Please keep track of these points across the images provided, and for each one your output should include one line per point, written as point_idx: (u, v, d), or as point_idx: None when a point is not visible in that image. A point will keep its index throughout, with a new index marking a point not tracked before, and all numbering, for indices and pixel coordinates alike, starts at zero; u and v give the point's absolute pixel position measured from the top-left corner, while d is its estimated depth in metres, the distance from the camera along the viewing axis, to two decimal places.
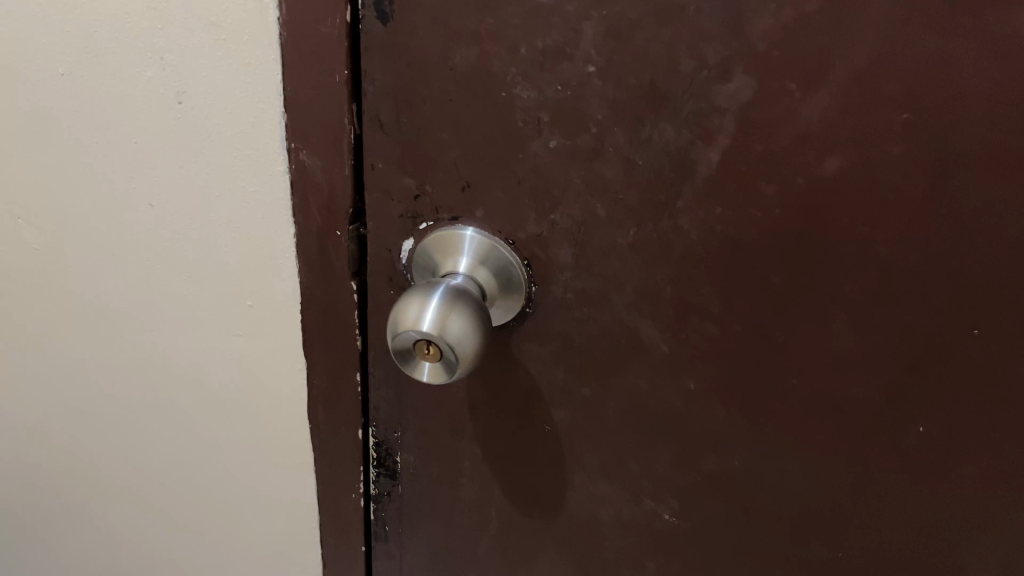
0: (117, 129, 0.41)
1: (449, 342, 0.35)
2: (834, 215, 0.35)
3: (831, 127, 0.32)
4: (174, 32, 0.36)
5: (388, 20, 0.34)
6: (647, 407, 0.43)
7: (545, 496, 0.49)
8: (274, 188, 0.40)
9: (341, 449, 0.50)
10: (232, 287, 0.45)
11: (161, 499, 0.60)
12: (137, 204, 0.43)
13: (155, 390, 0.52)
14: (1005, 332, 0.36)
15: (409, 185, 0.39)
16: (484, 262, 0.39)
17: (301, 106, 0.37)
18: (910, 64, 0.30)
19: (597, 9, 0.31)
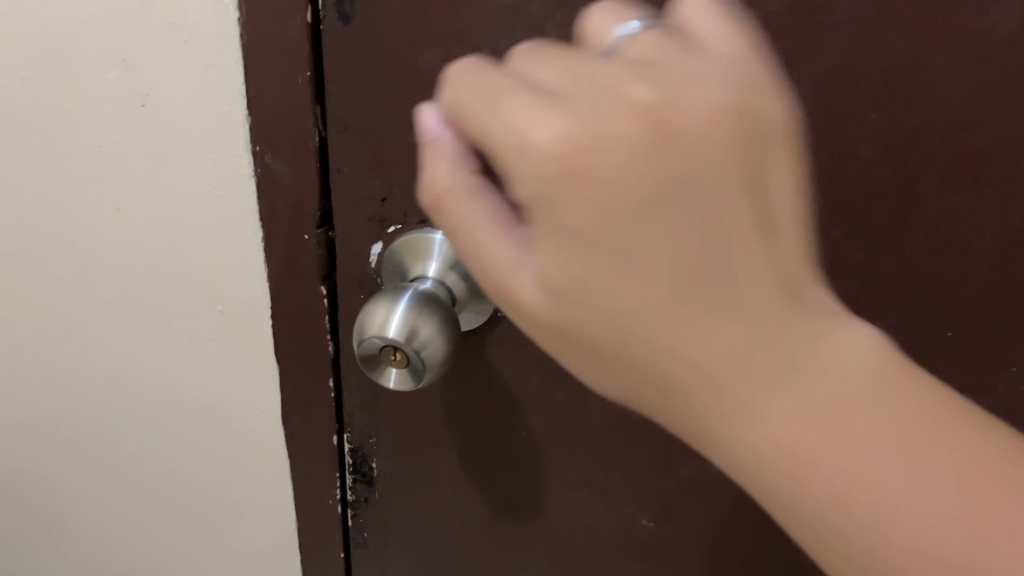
0: (82, 135, 0.40)
1: (417, 348, 0.35)
2: (808, 219, 0.34)
3: (803, 127, 0.32)
4: (135, 35, 0.35)
5: (350, 20, 0.33)
6: (624, 412, 0.43)
7: (524, 502, 0.49)
8: (241, 191, 0.39)
9: (317, 458, 0.49)
10: (202, 292, 0.44)
11: (137, 507, 0.58)
12: (103, 209, 0.42)
13: (126, 400, 0.51)
14: (982, 334, 0.37)
15: (376, 189, 0.38)
16: (455, 267, 0.38)
17: (264, 110, 0.36)
18: (879, 63, 0.30)
19: (561, 9, 0.31)
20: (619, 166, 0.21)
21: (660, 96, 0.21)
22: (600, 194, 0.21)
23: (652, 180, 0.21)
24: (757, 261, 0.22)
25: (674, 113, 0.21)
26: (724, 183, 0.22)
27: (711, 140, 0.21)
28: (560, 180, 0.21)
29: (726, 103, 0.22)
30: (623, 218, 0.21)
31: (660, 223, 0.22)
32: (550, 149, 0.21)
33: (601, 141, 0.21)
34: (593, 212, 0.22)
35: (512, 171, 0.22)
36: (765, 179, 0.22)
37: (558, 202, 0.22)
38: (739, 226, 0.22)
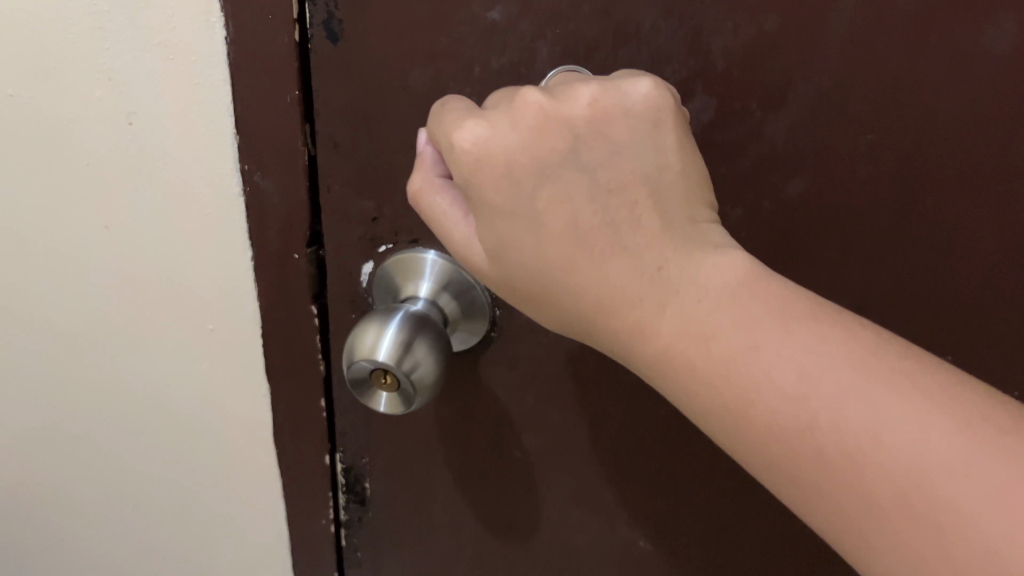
0: (67, 153, 0.38)
1: (406, 372, 0.34)
2: (803, 239, 0.34)
3: (795, 147, 0.31)
4: (122, 53, 0.34)
5: (338, 39, 0.32)
6: (619, 432, 0.42)
7: (519, 523, 0.48)
8: (230, 210, 0.38)
9: (309, 478, 0.48)
10: (192, 312, 0.43)
11: (127, 526, 0.57)
12: (89, 230, 0.41)
13: (116, 420, 0.50)
14: (982, 360, 0.36)
15: (367, 208, 0.37)
16: (446, 287, 0.38)
17: (253, 130, 0.35)
18: (875, 84, 0.29)
19: (551, 27, 0.30)
20: (529, 160, 0.26)
21: (559, 104, 0.27)
22: (517, 181, 0.27)
23: (556, 170, 0.27)
24: (648, 223, 0.27)
25: (569, 118, 0.27)
26: (612, 167, 0.27)
27: (600, 138, 0.27)
28: (486, 173, 0.27)
29: (610, 108, 0.27)
30: (537, 200, 0.27)
31: (568, 202, 0.27)
32: (479, 149, 0.26)
33: (515, 140, 0.26)
34: (515, 196, 0.27)
35: (452, 165, 0.27)
36: (649, 161, 0.28)
37: (489, 190, 0.27)
38: (627, 198, 0.27)
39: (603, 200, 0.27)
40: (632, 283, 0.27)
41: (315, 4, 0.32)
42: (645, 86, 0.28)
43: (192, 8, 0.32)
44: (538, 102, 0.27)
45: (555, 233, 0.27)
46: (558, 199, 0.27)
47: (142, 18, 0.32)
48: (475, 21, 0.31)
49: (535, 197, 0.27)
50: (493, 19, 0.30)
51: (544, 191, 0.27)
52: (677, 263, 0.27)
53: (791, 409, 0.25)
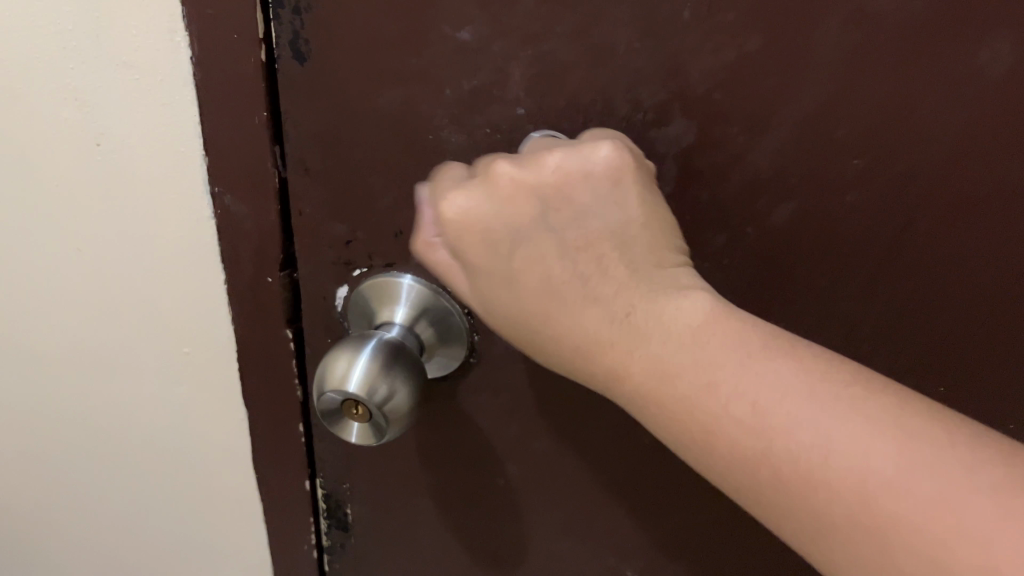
0: (34, 175, 0.37)
1: (379, 404, 0.33)
2: (790, 267, 0.33)
3: (781, 172, 0.30)
4: (87, 74, 0.32)
5: (305, 59, 0.31)
6: (603, 460, 0.41)
7: (505, 550, 0.47)
8: (201, 234, 0.37)
9: (289, 504, 0.47)
10: (167, 336, 0.42)
11: (108, 550, 0.56)
12: (61, 252, 0.40)
13: (95, 443, 0.49)
14: (973, 386, 0.36)
15: (340, 232, 0.36)
16: (423, 312, 0.37)
17: (221, 152, 0.34)
18: (863, 107, 0.28)
19: (524, 49, 0.29)
20: (501, 224, 0.28)
21: (528, 172, 0.28)
22: (495, 245, 0.28)
23: (527, 232, 0.27)
24: (617, 273, 0.27)
25: (537, 184, 0.28)
26: (581, 226, 0.28)
27: (567, 201, 0.28)
28: (468, 239, 0.28)
29: (574, 172, 0.28)
30: (513, 260, 0.28)
31: (540, 262, 0.27)
32: (461, 219, 0.28)
33: (488, 207, 0.28)
34: (493, 257, 0.28)
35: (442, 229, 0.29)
36: (618, 217, 0.28)
37: (473, 252, 0.28)
38: (595, 253, 0.27)
39: (572, 257, 0.27)
40: (604, 330, 0.26)
41: (281, 23, 0.30)
42: (607, 149, 0.28)
43: (156, 27, 0.30)
44: (508, 172, 0.28)
45: (531, 291, 0.28)
46: (532, 258, 0.27)
47: (106, 36, 0.31)
48: (444, 41, 0.29)
49: (511, 258, 0.28)
50: (463, 39, 0.29)
51: (520, 254, 0.28)
52: (645, 309, 0.26)
53: (754, 442, 0.24)
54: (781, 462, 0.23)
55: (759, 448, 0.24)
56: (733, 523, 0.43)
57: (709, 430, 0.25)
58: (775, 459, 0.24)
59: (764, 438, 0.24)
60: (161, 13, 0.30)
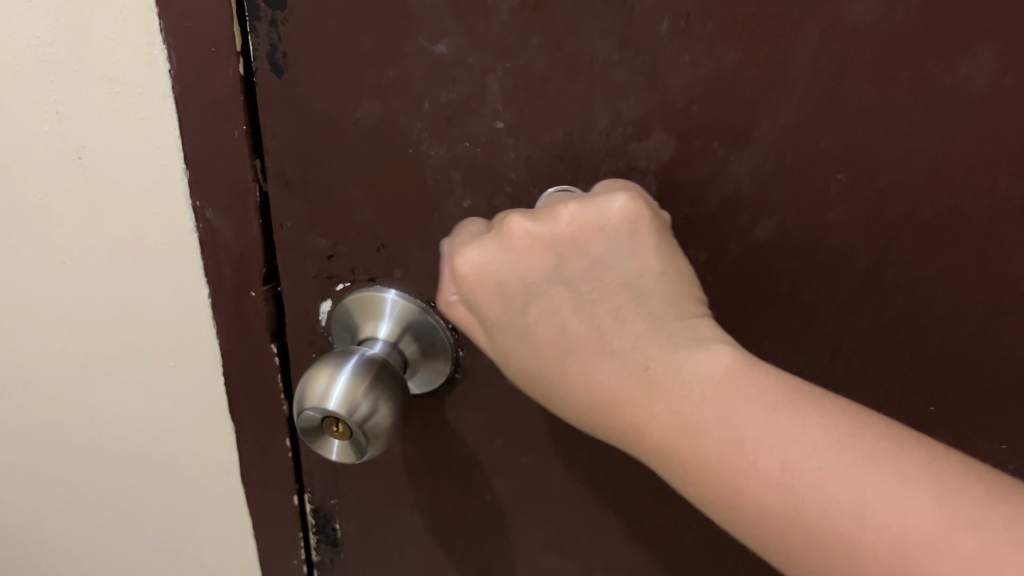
0: (18, 187, 0.36)
1: (359, 422, 0.32)
2: (773, 283, 0.32)
3: (762, 187, 0.30)
4: (66, 86, 0.32)
5: (282, 72, 0.31)
6: (591, 476, 0.40)
7: (493, 566, 0.47)
8: (184, 247, 0.36)
9: (278, 519, 0.47)
10: (153, 349, 0.41)
11: (100, 563, 0.56)
12: (46, 264, 0.39)
13: (84, 455, 0.48)
14: (967, 407, 0.35)
15: (322, 246, 0.36)
16: (407, 327, 0.36)
17: (202, 166, 0.33)
18: (844, 121, 0.28)
19: (501, 61, 0.28)
20: (516, 278, 0.28)
21: (541, 226, 0.28)
22: (510, 300, 0.28)
23: (542, 286, 0.28)
24: (636, 325, 0.27)
25: (552, 236, 0.28)
26: (598, 278, 0.28)
27: (583, 254, 0.28)
28: (483, 294, 0.29)
29: (590, 225, 0.28)
30: (527, 315, 0.28)
31: (555, 315, 0.27)
32: (476, 274, 0.28)
33: (503, 261, 0.28)
34: (508, 312, 0.28)
35: (459, 287, 0.29)
36: (633, 267, 0.28)
37: (487, 306, 0.29)
38: (613, 304, 0.27)
39: (588, 310, 0.27)
40: (620, 384, 0.26)
41: (258, 36, 0.30)
42: (620, 201, 0.28)
43: (134, 40, 0.30)
44: (520, 226, 0.28)
45: (545, 343, 0.28)
46: (545, 310, 0.28)
47: (85, 50, 0.31)
48: (420, 54, 0.29)
49: (526, 312, 0.28)
50: (440, 52, 0.29)
51: (534, 307, 0.28)
52: (663, 360, 0.26)
53: (785, 498, 0.23)
54: (813, 516, 0.23)
55: (789, 503, 0.23)
56: (721, 544, 0.42)
57: (736, 482, 0.24)
58: (809, 515, 0.23)
59: (793, 492, 0.23)
60: (139, 27, 0.30)
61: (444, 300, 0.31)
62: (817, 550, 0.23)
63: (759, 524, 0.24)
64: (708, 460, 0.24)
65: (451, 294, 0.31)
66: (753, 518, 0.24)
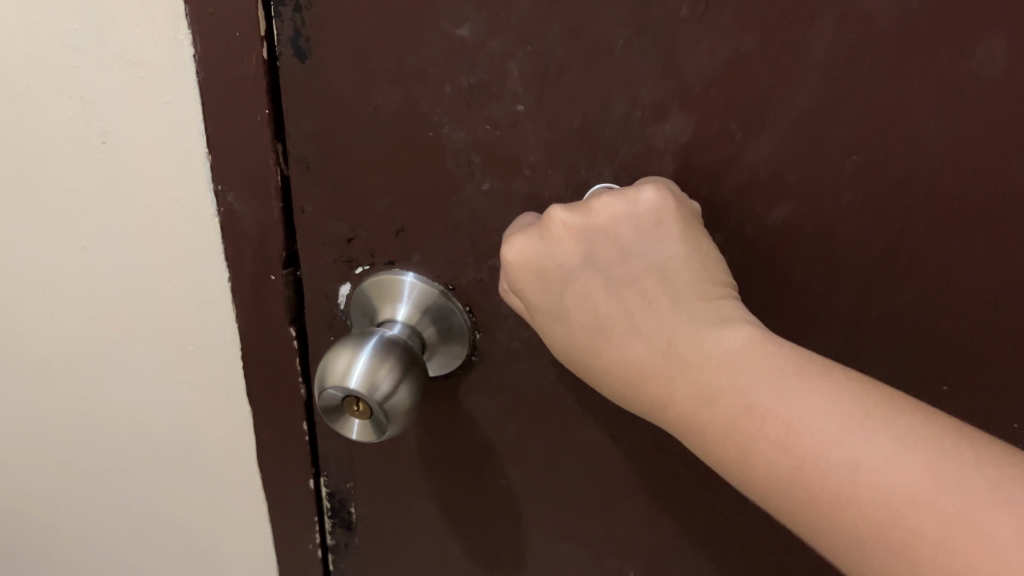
0: (40, 173, 0.37)
1: (379, 401, 0.32)
2: (787, 266, 0.33)
3: (777, 170, 0.30)
4: (91, 72, 0.33)
5: (306, 57, 0.31)
6: (603, 462, 0.41)
7: (505, 551, 0.47)
8: (205, 232, 0.37)
9: (294, 503, 0.47)
10: (172, 333, 0.42)
11: (117, 547, 0.56)
12: (69, 249, 0.40)
13: (103, 440, 0.49)
14: (979, 391, 0.35)
15: (341, 230, 0.36)
16: (425, 310, 0.37)
17: (223, 151, 0.34)
18: (858, 105, 0.28)
19: (522, 46, 0.29)
20: (551, 265, 0.29)
21: (577, 216, 0.29)
22: (549, 283, 0.29)
23: (575, 273, 0.29)
24: (660, 305, 0.28)
25: (585, 226, 0.28)
26: (629, 265, 0.29)
27: (615, 243, 0.29)
28: (522, 279, 0.30)
29: (622, 214, 0.28)
30: (562, 297, 0.29)
31: (588, 298, 0.29)
32: (515, 261, 0.29)
33: (541, 248, 0.29)
34: (547, 294, 0.30)
35: (504, 271, 0.31)
36: (663, 256, 0.28)
37: (525, 289, 0.30)
38: (640, 288, 0.28)
39: (616, 292, 0.28)
40: (648, 359, 0.27)
41: (282, 21, 0.30)
42: (650, 191, 0.28)
43: (160, 26, 0.31)
44: (559, 216, 0.29)
45: (579, 321, 0.29)
46: (578, 293, 0.29)
47: (110, 35, 0.31)
48: (441, 39, 0.29)
49: (562, 295, 0.29)
50: (461, 36, 0.29)
51: (568, 290, 0.29)
52: (686, 337, 0.27)
53: (793, 462, 0.24)
54: (813, 478, 0.23)
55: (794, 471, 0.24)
56: (729, 538, 0.43)
57: (745, 444, 0.25)
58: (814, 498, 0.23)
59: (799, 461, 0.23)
60: (163, 13, 0.30)
61: (500, 287, 0.33)
62: (819, 515, 0.23)
63: (769, 494, 0.25)
64: None
65: (503, 284, 0.32)
66: (770, 484, 0.24)
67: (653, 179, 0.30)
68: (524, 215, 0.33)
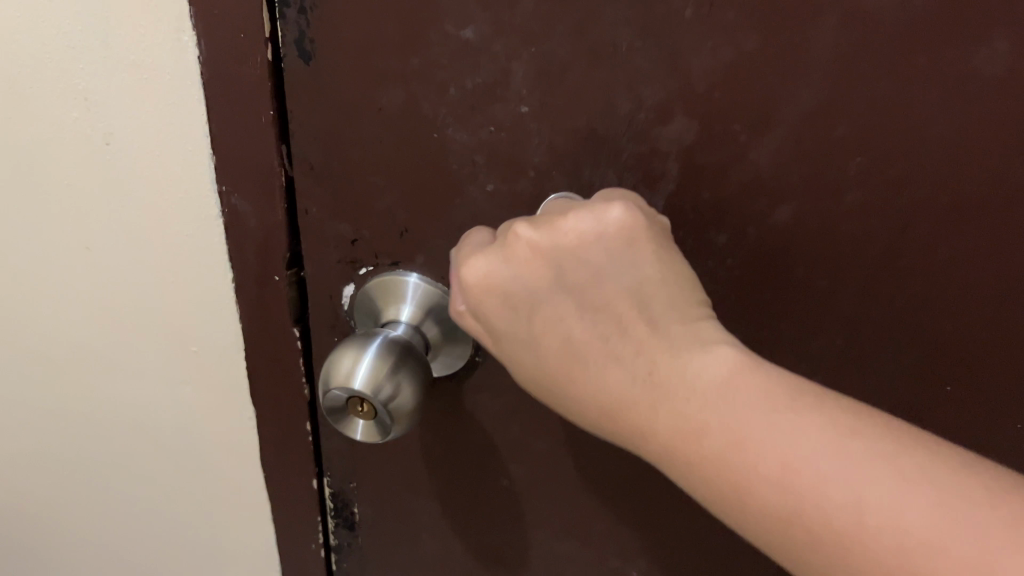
0: (44, 174, 0.37)
1: (383, 401, 0.32)
2: (790, 265, 0.33)
3: (780, 170, 0.30)
4: (96, 73, 0.33)
5: (310, 59, 0.31)
6: (606, 462, 0.41)
7: (508, 551, 0.47)
8: (209, 233, 0.37)
9: (297, 503, 0.48)
10: (176, 333, 0.42)
11: (121, 547, 0.57)
12: (73, 249, 0.40)
13: (107, 439, 0.49)
14: (982, 389, 0.35)
15: (346, 231, 0.36)
16: (428, 311, 0.37)
17: (227, 152, 0.34)
18: (861, 105, 0.28)
19: (526, 47, 0.29)
20: (519, 289, 0.28)
21: (543, 236, 0.28)
22: (515, 308, 0.28)
23: (545, 298, 0.28)
24: (637, 331, 0.27)
25: (552, 247, 0.28)
26: (599, 288, 0.28)
27: (583, 263, 0.28)
28: (488, 302, 0.29)
29: (589, 234, 0.28)
30: (533, 324, 0.28)
31: (560, 325, 0.28)
32: (480, 284, 0.29)
33: (508, 271, 0.28)
34: (515, 322, 0.29)
35: (466, 295, 0.30)
36: (634, 277, 0.28)
37: (491, 314, 0.29)
38: (614, 313, 0.27)
39: (590, 318, 0.27)
40: (628, 389, 0.27)
41: (287, 22, 0.31)
42: (618, 210, 0.28)
43: (165, 28, 0.31)
44: (524, 236, 0.28)
45: (552, 349, 0.28)
46: (550, 320, 0.28)
47: (114, 37, 0.31)
48: (446, 40, 0.30)
49: (532, 323, 0.28)
50: (466, 38, 0.29)
51: (540, 316, 0.28)
52: (668, 363, 0.26)
53: (795, 500, 0.24)
54: (821, 498, 0.23)
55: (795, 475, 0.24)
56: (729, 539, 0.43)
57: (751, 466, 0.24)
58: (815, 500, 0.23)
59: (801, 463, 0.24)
60: (169, 15, 0.30)
61: (454, 308, 0.31)
62: (806, 551, 0.24)
63: None
64: (716, 450, 0.25)
65: (459, 304, 0.30)
66: (756, 522, 0.24)
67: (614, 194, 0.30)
68: (483, 228, 0.32)
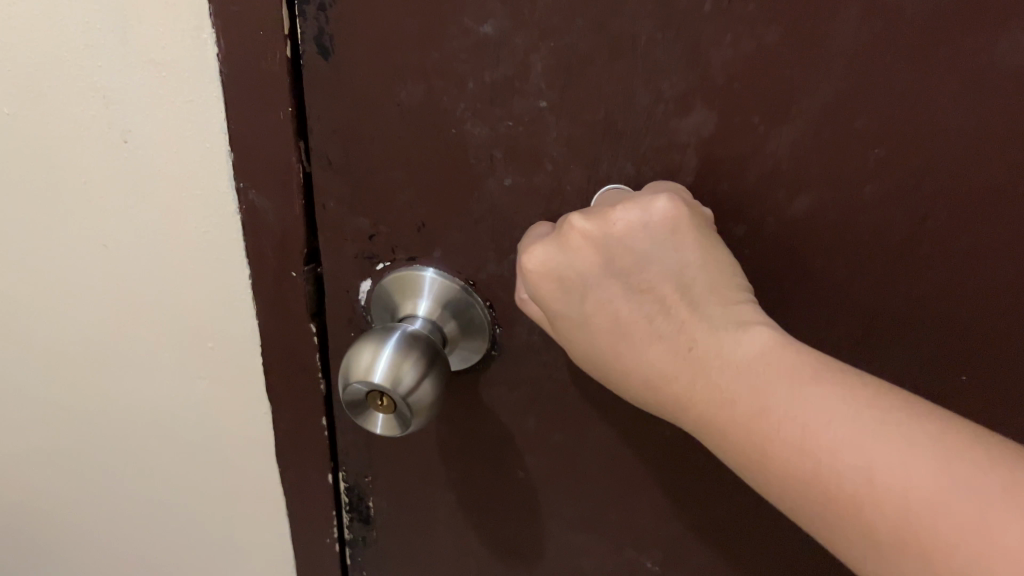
0: (61, 169, 0.37)
1: (404, 394, 0.33)
2: (809, 257, 0.33)
3: (800, 161, 0.31)
4: (114, 71, 0.33)
5: (330, 54, 0.31)
6: (620, 455, 0.41)
7: (522, 543, 0.48)
8: (227, 229, 0.37)
9: (312, 498, 0.48)
10: (193, 329, 0.42)
11: (135, 542, 0.57)
12: (90, 246, 0.40)
13: (123, 435, 0.49)
14: (997, 377, 0.36)
15: (363, 226, 0.37)
16: (445, 305, 0.37)
17: (246, 149, 0.34)
18: (881, 98, 0.28)
19: (546, 42, 0.29)
20: (572, 273, 0.29)
21: (594, 223, 0.28)
22: (569, 291, 0.29)
23: (595, 281, 0.28)
24: (680, 312, 0.28)
25: (604, 234, 0.28)
26: (646, 273, 0.28)
27: (630, 251, 0.28)
28: (543, 286, 0.29)
29: (637, 222, 0.28)
30: (585, 306, 0.29)
31: (609, 305, 0.28)
32: (536, 270, 0.29)
33: (562, 258, 0.29)
34: (566, 303, 0.29)
35: (522, 281, 0.30)
36: (677, 262, 0.28)
37: (546, 298, 0.29)
38: (660, 296, 0.28)
39: (637, 299, 0.28)
40: (670, 364, 0.27)
41: (306, 19, 0.31)
42: (663, 200, 0.29)
43: (183, 26, 0.31)
44: (576, 224, 0.29)
45: (602, 330, 0.29)
46: (600, 302, 0.28)
47: (132, 34, 0.31)
48: (465, 35, 0.30)
49: (582, 303, 0.29)
50: (485, 32, 0.29)
51: (591, 299, 0.29)
52: (706, 339, 0.27)
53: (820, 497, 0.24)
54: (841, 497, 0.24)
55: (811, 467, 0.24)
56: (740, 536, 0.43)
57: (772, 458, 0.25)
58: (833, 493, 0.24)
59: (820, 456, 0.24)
60: (187, 12, 0.30)
61: (516, 297, 0.32)
62: (825, 512, 0.24)
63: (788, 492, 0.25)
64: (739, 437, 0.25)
65: (522, 293, 0.32)
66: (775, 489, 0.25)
67: (665, 187, 0.31)
68: (537, 222, 0.33)
